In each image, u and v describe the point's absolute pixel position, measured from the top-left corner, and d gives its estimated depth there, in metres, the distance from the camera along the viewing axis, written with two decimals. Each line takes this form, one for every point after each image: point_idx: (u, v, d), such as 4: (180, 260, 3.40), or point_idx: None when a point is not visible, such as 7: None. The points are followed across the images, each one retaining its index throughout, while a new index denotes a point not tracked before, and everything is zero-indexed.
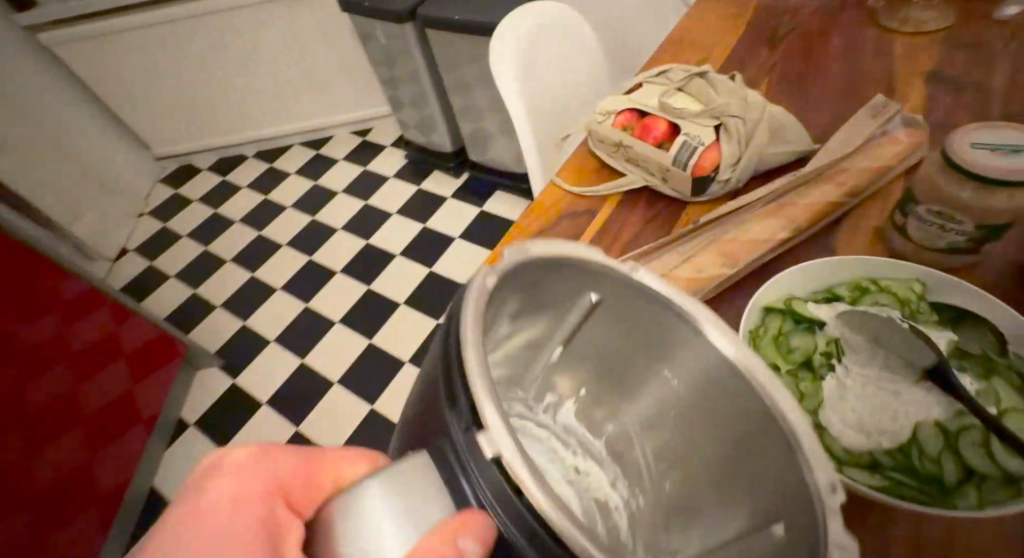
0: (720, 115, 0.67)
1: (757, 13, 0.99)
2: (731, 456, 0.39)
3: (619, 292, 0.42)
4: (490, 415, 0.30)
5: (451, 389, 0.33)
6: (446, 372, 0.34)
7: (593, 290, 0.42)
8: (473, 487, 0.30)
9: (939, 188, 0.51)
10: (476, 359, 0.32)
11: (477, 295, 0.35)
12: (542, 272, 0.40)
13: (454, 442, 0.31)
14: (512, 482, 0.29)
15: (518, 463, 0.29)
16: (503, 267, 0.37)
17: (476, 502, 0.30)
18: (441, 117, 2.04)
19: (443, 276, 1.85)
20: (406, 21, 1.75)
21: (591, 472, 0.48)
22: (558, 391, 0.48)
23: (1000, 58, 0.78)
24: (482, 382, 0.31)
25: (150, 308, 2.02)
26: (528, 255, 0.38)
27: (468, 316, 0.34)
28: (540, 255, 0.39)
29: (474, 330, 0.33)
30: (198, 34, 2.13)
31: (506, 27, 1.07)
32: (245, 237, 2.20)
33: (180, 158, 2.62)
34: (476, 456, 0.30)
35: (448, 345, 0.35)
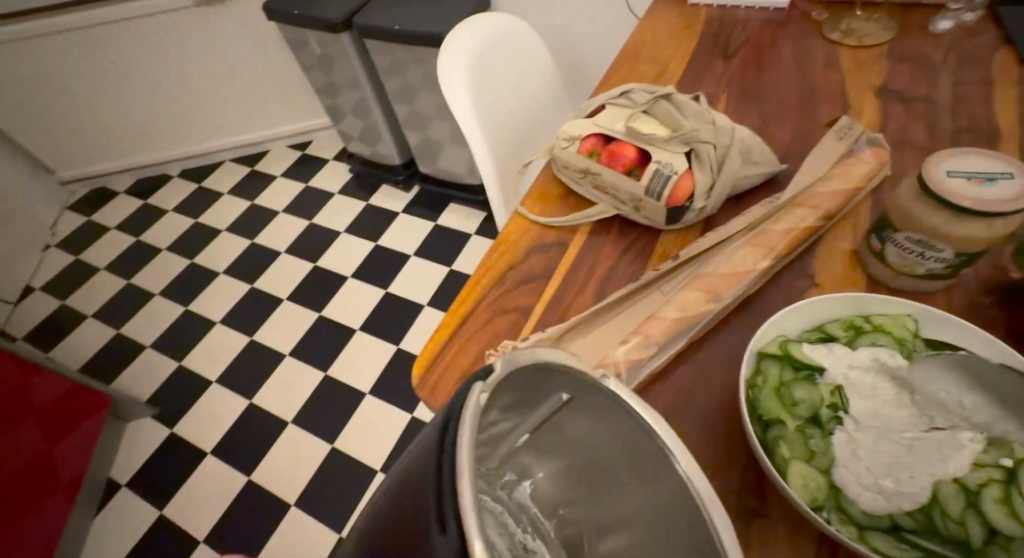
0: (691, 141, 0.66)
1: (707, 24, 0.99)
2: (693, 550, 0.39)
3: (588, 398, 0.43)
4: (477, 548, 0.28)
5: (437, 509, 0.31)
6: (438, 495, 0.32)
7: (566, 391, 0.42)
8: None
9: (916, 217, 0.50)
10: (469, 486, 0.31)
11: (472, 412, 0.34)
12: (528, 378, 0.40)
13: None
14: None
15: None
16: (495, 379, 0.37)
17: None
18: (386, 127, 1.96)
19: (400, 297, 1.78)
20: (342, 30, 1.66)
21: (536, 554, 0.45)
22: (518, 470, 0.46)
23: (942, 68, 0.80)
24: (476, 517, 0.29)
25: (68, 353, 1.85)
26: (516, 365, 0.39)
27: (466, 436, 0.33)
28: (526, 364, 0.39)
29: (469, 455, 0.32)
30: (108, 44, 1.96)
31: (454, 42, 1.03)
32: (175, 266, 2.05)
33: (91, 181, 2.41)
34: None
35: (438, 453, 0.34)
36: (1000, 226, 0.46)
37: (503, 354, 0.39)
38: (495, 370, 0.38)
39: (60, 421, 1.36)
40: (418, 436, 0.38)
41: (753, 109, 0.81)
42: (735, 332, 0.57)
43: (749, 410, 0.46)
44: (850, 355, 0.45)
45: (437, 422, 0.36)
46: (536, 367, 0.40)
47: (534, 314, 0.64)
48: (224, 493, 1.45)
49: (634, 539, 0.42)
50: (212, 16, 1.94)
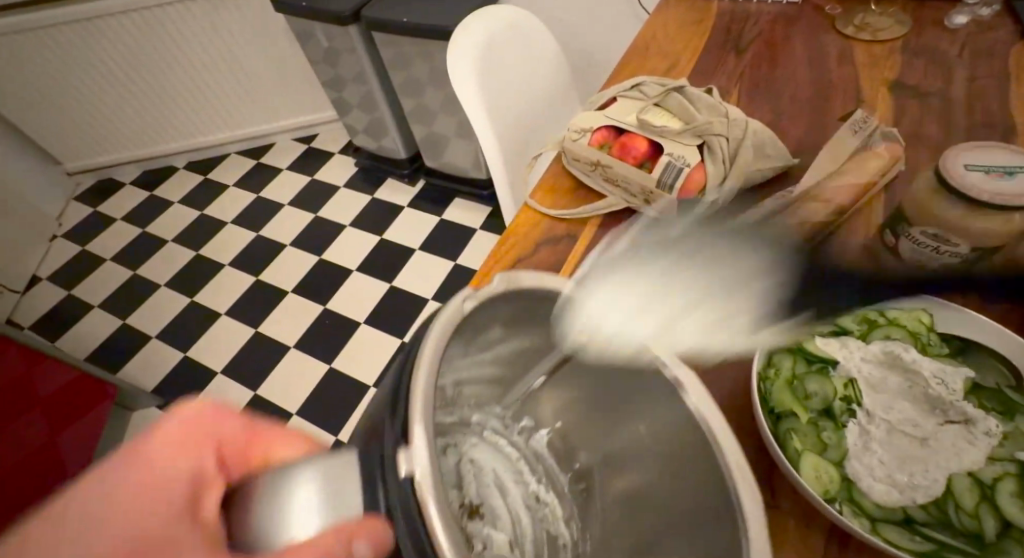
0: (703, 134, 0.66)
1: (718, 19, 0.98)
2: (694, 487, 0.40)
3: (602, 336, 0.44)
4: (415, 428, 0.29)
5: (393, 399, 0.32)
6: (395, 388, 0.33)
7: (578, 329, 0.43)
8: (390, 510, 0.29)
9: (933, 210, 0.49)
10: (424, 374, 0.31)
11: (449, 315, 0.36)
12: (526, 305, 0.41)
13: (382, 447, 0.30)
14: (419, 498, 0.28)
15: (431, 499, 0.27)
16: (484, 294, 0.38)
17: (381, 506, 0.29)
18: (392, 121, 1.95)
19: (404, 291, 1.79)
20: (349, 23, 1.66)
21: (552, 502, 0.45)
22: (535, 416, 0.46)
23: (958, 65, 0.79)
24: (420, 399, 0.30)
25: (74, 343, 1.86)
26: (512, 287, 0.40)
27: (432, 336, 0.34)
28: (528, 289, 0.40)
29: (432, 346, 0.33)
30: (115, 35, 1.97)
31: (463, 35, 1.03)
32: (180, 258, 2.05)
33: (98, 173, 2.42)
34: (392, 469, 0.29)
35: (409, 351, 0.35)
36: (1017, 221, 0.46)
37: (504, 276, 0.40)
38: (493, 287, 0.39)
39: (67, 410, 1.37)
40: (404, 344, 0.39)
41: (764, 104, 0.81)
42: None
43: (761, 402, 0.45)
44: (863, 349, 0.46)
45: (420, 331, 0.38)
46: (540, 294, 0.41)
47: None
48: None
49: (643, 476, 0.42)
50: (219, 8, 1.94)
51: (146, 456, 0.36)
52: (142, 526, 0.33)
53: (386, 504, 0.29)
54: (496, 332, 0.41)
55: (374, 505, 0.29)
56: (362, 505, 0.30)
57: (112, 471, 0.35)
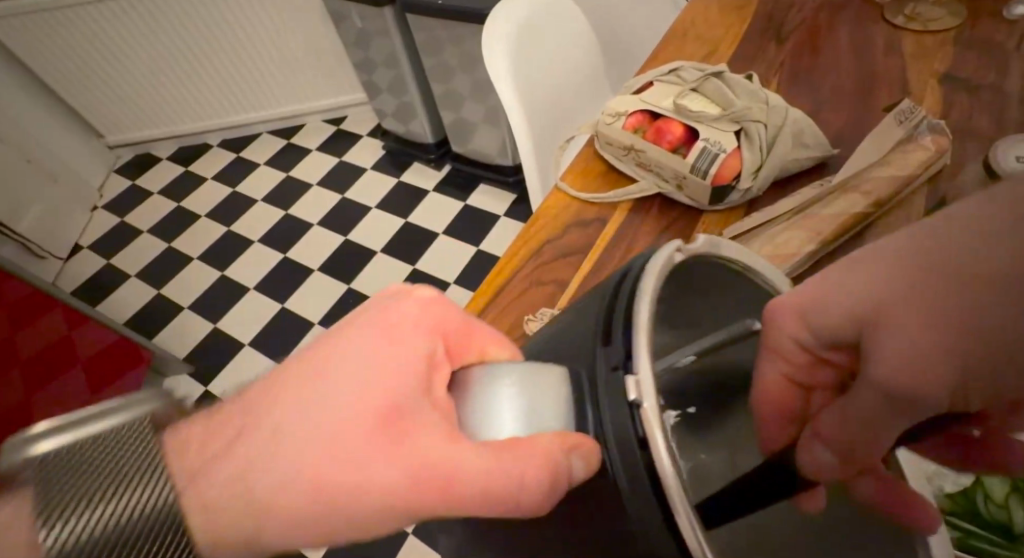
0: (741, 120, 0.65)
1: (760, 6, 0.96)
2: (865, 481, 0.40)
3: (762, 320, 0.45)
4: (643, 365, 0.32)
5: (613, 330, 0.35)
6: (608, 330, 0.36)
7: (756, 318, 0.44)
8: (610, 441, 0.32)
9: None
10: (645, 321, 0.34)
11: (661, 264, 0.37)
12: (709, 273, 0.43)
13: (603, 378, 0.34)
14: (641, 435, 0.31)
15: (661, 447, 0.30)
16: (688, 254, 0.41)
17: (593, 430, 0.33)
18: (422, 105, 1.96)
19: (428, 274, 1.81)
20: (384, 5, 1.67)
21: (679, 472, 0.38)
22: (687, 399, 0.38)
23: (1012, 60, 0.75)
24: (645, 344, 0.33)
25: (110, 310, 1.93)
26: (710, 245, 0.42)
27: (647, 286, 0.36)
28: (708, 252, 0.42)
29: (654, 288, 0.35)
30: (157, 12, 2.01)
31: (499, 16, 1.02)
32: (213, 232, 2.10)
33: (137, 147, 2.48)
34: (614, 386, 0.33)
35: (613, 300, 0.38)
36: None
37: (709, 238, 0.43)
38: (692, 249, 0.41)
39: (104, 374, 1.43)
40: (596, 293, 0.42)
41: (804, 94, 0.79)
42: None
43: None
44: None
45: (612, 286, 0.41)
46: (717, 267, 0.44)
47: (571, 286, 0.64)
48: None
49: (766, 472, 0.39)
50: None
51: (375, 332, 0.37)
52: (389, 399, 0.34)
53: (607, 422, 0.33)
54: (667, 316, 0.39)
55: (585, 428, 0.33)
56: (571, 424, 0.33)
57: (355, 337, 0.36)
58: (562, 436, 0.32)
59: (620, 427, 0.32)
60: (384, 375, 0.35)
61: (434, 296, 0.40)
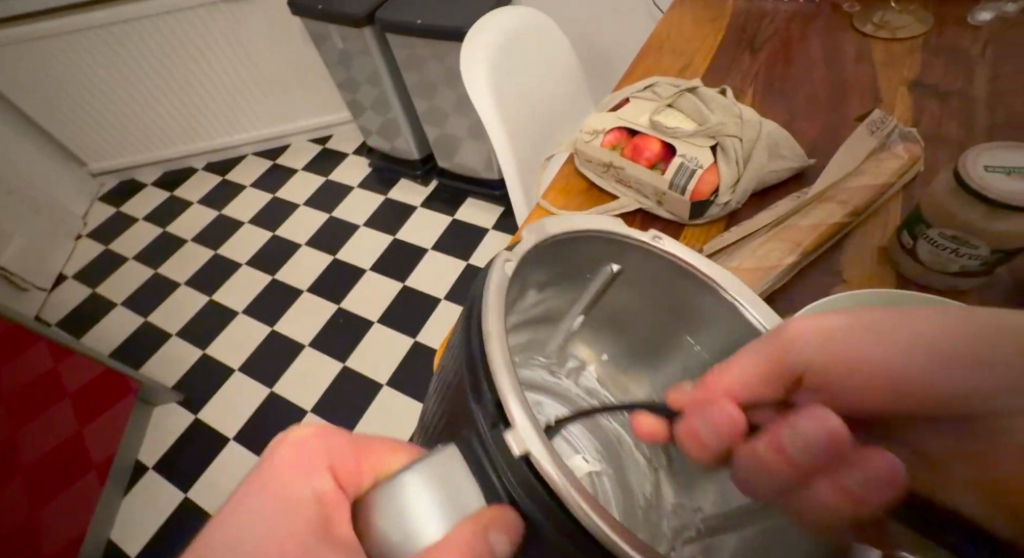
0: (716, 135, 0.65)
1: (733, 17, 0.97)
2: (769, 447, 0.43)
3: (639, 260, 0.48)
4: (517, 413, 0.32)
5: (471, 371, 0.35)
6: (470, 371, 0.35)
7: (614, 261, 0.49)
8: (503, 478, 0.32)
9: (953, 213, 0.48)
10: (500, 354, 0.34)
11: (498, 281, 0.39)
12: (565, 248, 0.45)
13: (479, 437, 0.33)
14: (526, 457, 0.31)
15: (542, 455, 0.31)
16: (522, 254, 0.41)
17: (505, 498, 0.32)
18: (406, 123, 1.96)
19: (418, 291, 1.80)
20: (365, 25, 1.67)
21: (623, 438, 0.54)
22: (579, 357, 0.57)
23: (978, 64, 0.77)
24: (507, 379, 0.33)
25: (97, 340, 1.90)
26: (546, 233, 0.43)
27: (490, 314, 0.36)
28: (560, 231, 0.44)
29: (499, 324, 0.36)
30: (136, 40, 2.00)
31: (476, 36, 1.03)
32: (200, 256, 2.09)
33: (120, 173, 2.46)
34: (494, 441, 0.33)
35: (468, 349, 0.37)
36: None
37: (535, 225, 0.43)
38: (523, 245, 0.42)
39: (92, 405, 1.41)
40: (453, 338, 0.41)
41: (780, 103, 0.80)
42: None
43: None
44: None
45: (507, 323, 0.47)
46: (573, 233, 0.45)
47: None
48: None
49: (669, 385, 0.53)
50: (238, 11, 1.96)
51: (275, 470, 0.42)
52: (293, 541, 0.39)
53: (511, 474, 0.32)
54: (538, 281, 0.46)
55: (497, 497, 0.32)
56: (485, 497, 0.33)
57: (259, 493, 0.41)
58: (480, 515, 0.32)
59: (504, 458, 0.32)
60: (285, 522, 0.40)
61: (313, 430, 0.44)
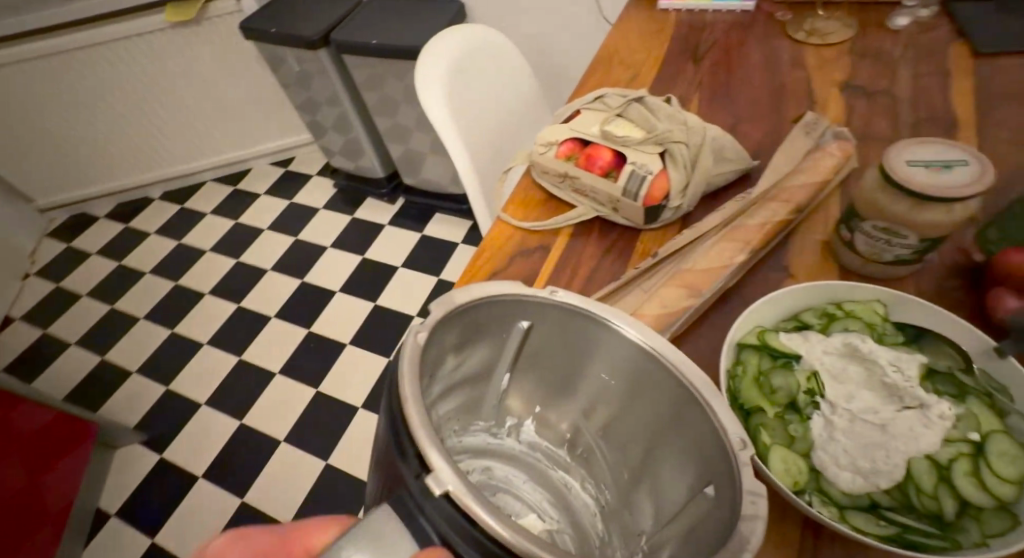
0: (664, 142, 0.68)
1: (676, 29, 1.01)
2: (687, 456, 0.46)
3: (542, 316, 0.51)
4: (437, 459, 0.37)
5: (394, 434, 0.40)
6: (394, 434, 0.40)
7: (520, 319, 0.51)
8: (430, 522, 0.36)
9: (883, 206, 0.51)
10: (416, 413, 0.39)
11: (411, 354, 0.42)
12: (486, 313, 0.48)
13: (407, 487, 0.37)
14: (461, 510, 0.36)
15: (465, 497, 0.36)
16: (433, 322, 0.44)
17: (437, 538, 0.36)
18: (367, 142, 1.96)
19: (389, 310, 1.79)
20: (319, 47, 1.68)
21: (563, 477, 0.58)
22: (516, 413, 0.58)
23: (902, 63, 0.82)
24: (425, 433, 0.38)
25: (52, 383, 1.82)
26: (454, 304, 0.46)
27: (405, 374, 0.40)
28: (467, 304, 0.46)
29: (412, 385, 0.40)
30: (76, 71, 1.95)
31: (429, 56, 1.04)
32: (160, 289, 2.03)
33: (70, 208, 2.38)
34: (419, 496, 0.37)
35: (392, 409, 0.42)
36: (958, 210, 0.48)
37: (439, 300, 0.46)
38: (433, 315, 0.45)
39: (47, 453, 1.35)
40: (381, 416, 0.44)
41: (725, 108, 0.84)
42: (719, 321, 0.59)
43: (730, 400, 0.48)
44: (823, 341, 0.48)
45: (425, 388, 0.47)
46: (477, 307, 0.47)
47: None
48: (220, 516, 1.45)
49: (609, 415, 0.54)
50: (189, 37, 1.94)
51: None
52: None
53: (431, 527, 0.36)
54: (454, 346, 0.48)
55: (429, 539, 0.36)
56: (418, 543, 0.37)
57: None
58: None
59: (430, 503, 0.36)
60: None
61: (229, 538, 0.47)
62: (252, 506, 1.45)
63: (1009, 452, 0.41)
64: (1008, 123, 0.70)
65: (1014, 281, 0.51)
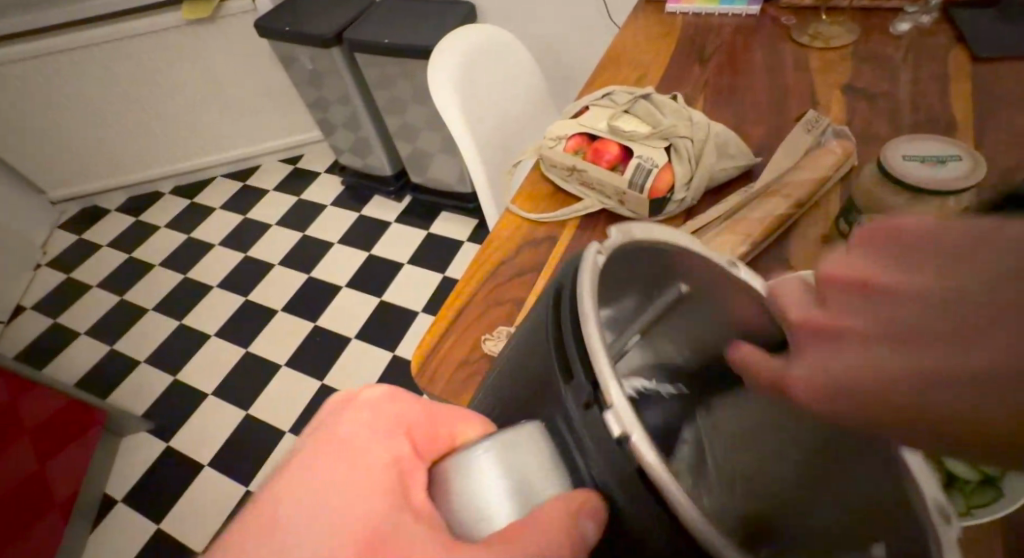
0: (669, 137, 0.70)
1: (683, 32, 1.04)
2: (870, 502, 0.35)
3: (705, 287, 0.44)
4: (615, 396, 0.31)
5: (563, 358, 0.35)
6: (563, 356, 0.35)
7: (683, 282, 0.44)
8: (590, 468, 0.32)
9: (878, 199, 0.53)
10: (597, 335, 0.33)
11: (591, 269, 0.37)
12: (641, 257, 0.42)
13: (575, 418, 0.33)
14: (637, 467, 0.30)
15: (642, 443, 0.30)
16: (611, 249, 0.38)
17: (592, 485, 0.32)
18: (377, 140, 1.99)
19: (395, 305, 1.82)
20: (332, 46, 1.71)
21: None
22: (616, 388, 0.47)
23: (903, 68, 0.84)
24: (607, 360, 0.32)
25: (61, 371, 1.85)
26: (632, 235, 0.40)
27: (586, 292, 0.35)
28: (643, 238, 0.40)
29: (593, 304, 0.34)
30: (91, 67, 1.99)
31: (442, 53, 1.07)
32: (169, 280, 2.07)
33: (83, 200, 2.42)
34: (597, 431, 0.32)
35: (562, 330, 0.37)
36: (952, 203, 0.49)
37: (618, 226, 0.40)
38: (610, 239, 0.39)
39: (52, 440, 1.37)
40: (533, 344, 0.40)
41: (728, 109, 0.86)
42: None
43: None
44: None
45: (550, 291, 0.41)
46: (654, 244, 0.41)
47: (526, 304, 0.67)
48: (224, 504, 1.48)
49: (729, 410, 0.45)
50: (202, 33, 1.96)
51: (350, 433, 0.37)
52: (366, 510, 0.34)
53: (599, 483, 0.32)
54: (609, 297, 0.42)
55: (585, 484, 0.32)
56: (567, 486, 0.33)
57: (323, 458, 0.36)
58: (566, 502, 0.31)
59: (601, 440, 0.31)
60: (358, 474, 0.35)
61: (385, 391, 0.39)
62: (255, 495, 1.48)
63: None
64: (1006, 126, 0.72)
65: None
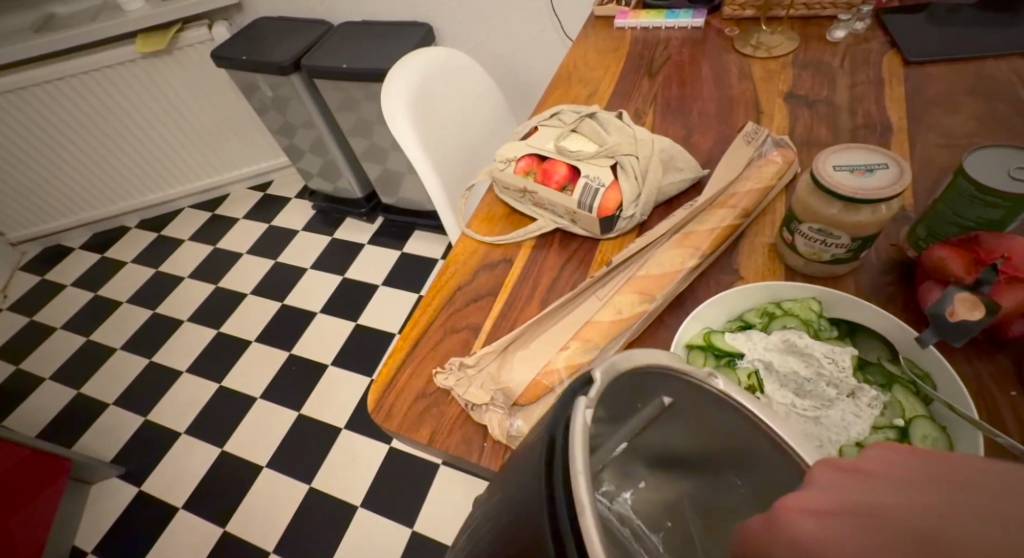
0: (614, 155, 0.71)
1: (633, 46, 1.05)
2: None
3: (691, 398, 0.41)
4: None
5: (546, 509, 0.31)
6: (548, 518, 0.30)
7: (667, 393, 0.40)
8: None
9: (814, 208, 0.54)
10: (588, 507, 0.30)
11: (582, 428, 0.33)
12: (629, 385, 0.39)
13: None
14: None
15: None
16: (600, 387, 0.36)
17: None
18: (344, 163, 1.98)
19: (370, 328, 1.79)
20: (291, 72, 1.69)
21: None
22: (613, 483, 0.42)
23: (841, 73, 0.87)
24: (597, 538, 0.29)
25: (25, 419, 1.78)
26: (616, 372, 0.37)
27: (576, 456, 0.32)
28: (627, 368, 0.38)
29: (585, 476, 0.31)
30: (41, 106, 1.93)
31: (396, 77, 1.07)
32: (136, 318, 2.01)
33: (44, 240, 2.37)
34: None
35: (552, 499, 0.31)
36: (884, 209, 0.51)
37: (600, 364, 0.37)
38: (596, 382, 0.37)
39: (19, 493, 1.32)
40: (504, 493, 0.36)
41: (677, 120, 0.87)
42: (669, 324, 0.61)
43: None
44: (765, 339, 0.52)
45: (540, 440, 0.35)
46: (638, 370, 0.38)
47: (482, 330, 0.66)
48: (201, 545, 1.43)
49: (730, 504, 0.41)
50: (159, 66, 1.93)
51: None
52: None
53: None
54: (598, 416, 0.38)
55: None
56: None
57: None
58: None
59: None
60: None
61: None
62: (233, 535, 1.43)
63: (932, 434, 0.46)
64: (940, 127, 0.75)
65: (938, 273, 0.53)
